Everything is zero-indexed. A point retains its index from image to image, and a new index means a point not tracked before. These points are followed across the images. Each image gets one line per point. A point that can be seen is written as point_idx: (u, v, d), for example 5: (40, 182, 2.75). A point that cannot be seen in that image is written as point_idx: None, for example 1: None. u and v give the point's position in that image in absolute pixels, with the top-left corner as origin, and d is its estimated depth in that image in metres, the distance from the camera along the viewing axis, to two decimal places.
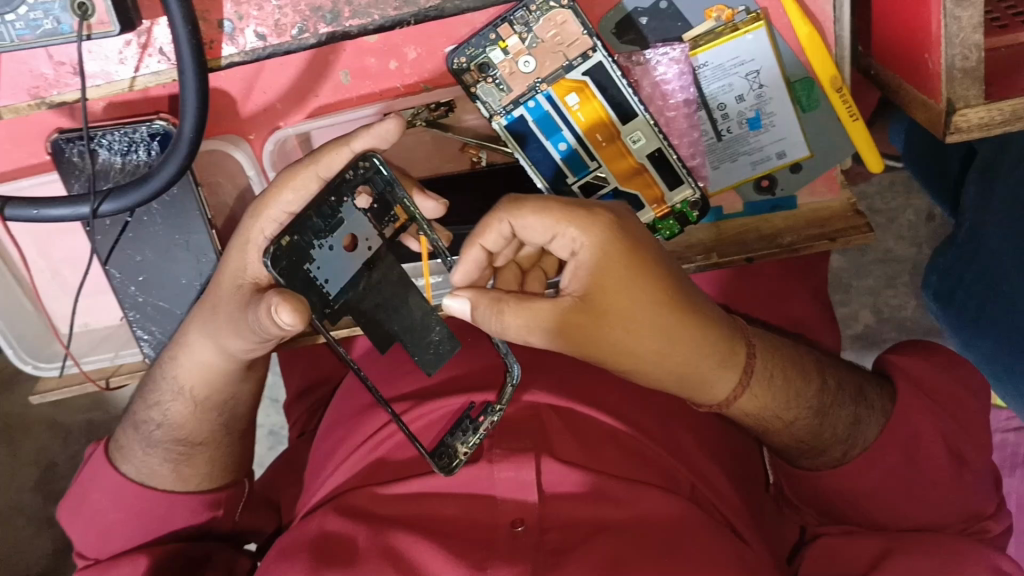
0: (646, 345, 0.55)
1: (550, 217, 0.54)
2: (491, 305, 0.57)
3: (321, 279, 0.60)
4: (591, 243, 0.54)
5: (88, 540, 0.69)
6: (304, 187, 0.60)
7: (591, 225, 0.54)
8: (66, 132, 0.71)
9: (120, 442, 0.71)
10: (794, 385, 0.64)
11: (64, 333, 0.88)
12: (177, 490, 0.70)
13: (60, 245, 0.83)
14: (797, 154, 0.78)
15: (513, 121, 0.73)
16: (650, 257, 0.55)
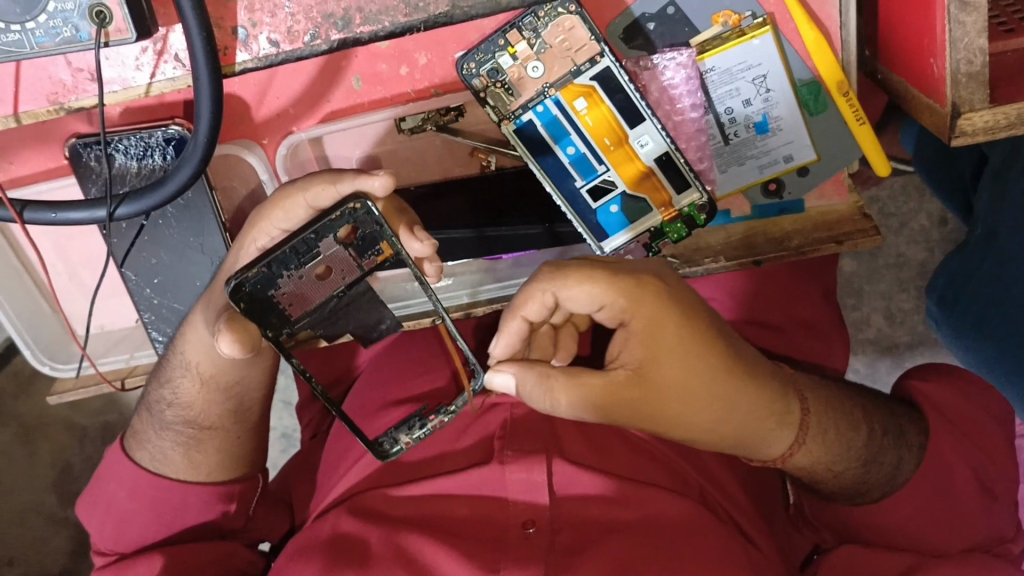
0: (698, 412, 0.57)
1: (591, 287, 0.56)
2: (540, 381, 0.57)
3: (284, 302, 0.63)
4: (639, 314, 0.56)
5: (105, 535, 0.71)
6: (294, 211, 0.60)
7: (631, 293, 0.56)
8: (84, 137, 0.73)
9: (136, 429, 0.74)
10: (847, 438, 0.63)
11: (81, 334, 0.89)
12: (188, 478, 0.71)
13: (77, 247, 0.85)
14: (804, 157, 0.78)
15: (523, 126, 0.74)
16: (694, 322, 0.56)
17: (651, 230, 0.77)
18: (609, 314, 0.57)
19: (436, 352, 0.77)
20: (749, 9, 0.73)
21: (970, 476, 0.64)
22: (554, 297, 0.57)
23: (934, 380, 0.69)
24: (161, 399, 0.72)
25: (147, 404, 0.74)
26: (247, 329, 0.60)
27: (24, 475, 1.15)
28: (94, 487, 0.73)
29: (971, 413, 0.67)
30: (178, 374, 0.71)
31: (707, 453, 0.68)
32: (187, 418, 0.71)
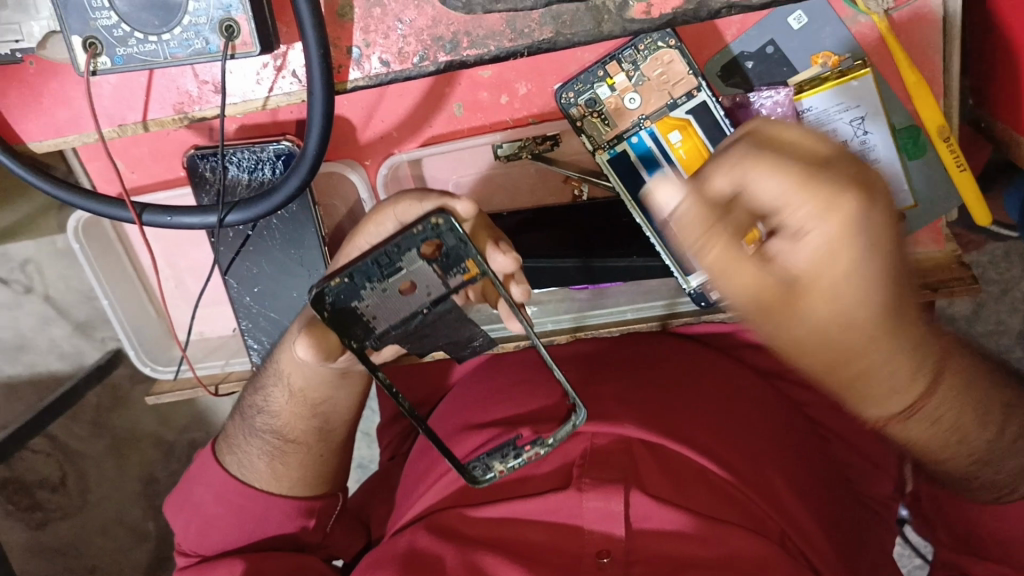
0: (804, 349, 0.39)
1: (831, 199, 0.35)
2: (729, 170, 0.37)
3: (370, 316, 0.61)
4: (842, 215, 0.35)
5: (189, 534, 0.74)
6: (383, 224, 0.61)
7: (871, 201, 0.36)
8: (201, 149, 0.77)
9: (229, 434, 0.77)
10: (966, 429, 0.56)
11: (182, 338, 0.95)
12: (272, 489, 0.73)
13: (184, 254, 0.89)
14: (901, 203, 0.78)
15: (616, 156, 0.75)
16: (885, 238, 0.37)
17: None
18: (788, 223, 0.36)
19: (520, 380, 0.77)
20: (849, 51, 0.73)
21: None
22: (738, 182, 0.37)
23: None
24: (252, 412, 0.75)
25: (239, 415, 0.77)
26: (326, 335, 0.63)
27: (111, 486, 1.18)
28: (183, 488, 0.77)
29: None
30: (272, 385, 0.74)
31: (791, 499, 0.66)
32: (274, 431, 0.73)
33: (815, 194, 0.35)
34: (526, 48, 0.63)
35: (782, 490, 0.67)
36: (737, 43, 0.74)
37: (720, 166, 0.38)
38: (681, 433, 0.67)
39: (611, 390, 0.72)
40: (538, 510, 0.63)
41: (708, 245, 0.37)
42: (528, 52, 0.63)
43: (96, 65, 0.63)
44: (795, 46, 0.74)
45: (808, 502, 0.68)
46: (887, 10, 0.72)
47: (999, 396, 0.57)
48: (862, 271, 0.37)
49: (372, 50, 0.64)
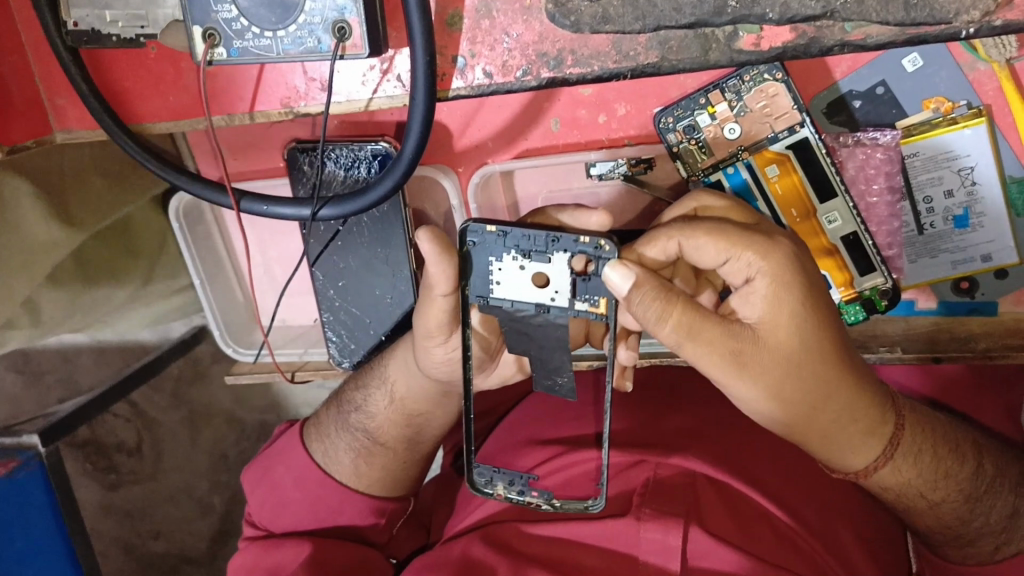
0: (766, 384, 0.53)
1: (729, 232, 0.54)
2: (660, 286, 0.52)
3: (493, 279, 0.59)
4: (770, 267, 0.53)
5: (263, 508, 0.76)
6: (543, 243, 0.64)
7: (772, 252, 0.53)
8: (303, 143, 0.79)
9: (316, 424, 0.78)
10: (944, 463, 0.61)
11: (266, 324, 0.98)
12: (354, 485, 0.75)
13: (276, 244, 0.92)
14: (1005, 259, 0.75)
15: (710, 185, 0.74)
16: (821, 300, 0.54)
17: None
18: (742, 263, 0.54)
19: (590, 401, 0.77)
20: (965, 98, 0.71)
21: None
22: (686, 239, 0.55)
23: None
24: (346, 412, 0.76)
25: (330, 414, 0.79)
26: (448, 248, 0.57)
27: (185, 459, 1.22)
28: (266, 461, 0.78)
29: None
30: (374, 388, 0.75)
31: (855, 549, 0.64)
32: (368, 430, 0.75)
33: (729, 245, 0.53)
34: (630, 71, 0.62)
35: (851, 540, 0.65)
36: (847, 80, 0.72)
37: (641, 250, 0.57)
38: (749, 474, 0.65)
39: (680, 424, 0.70)
40: (597, 534, 0.62)
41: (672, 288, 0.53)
42: (631, 74, 0.63)
43: (212, 56, 0.65)
44: (907, 88, 0.71)
45: (873, 553, 0.66)
46: (1010, 59, 0.68)
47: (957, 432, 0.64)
48: (803, 329, 0.53)
49: (477, 60, 0.65)
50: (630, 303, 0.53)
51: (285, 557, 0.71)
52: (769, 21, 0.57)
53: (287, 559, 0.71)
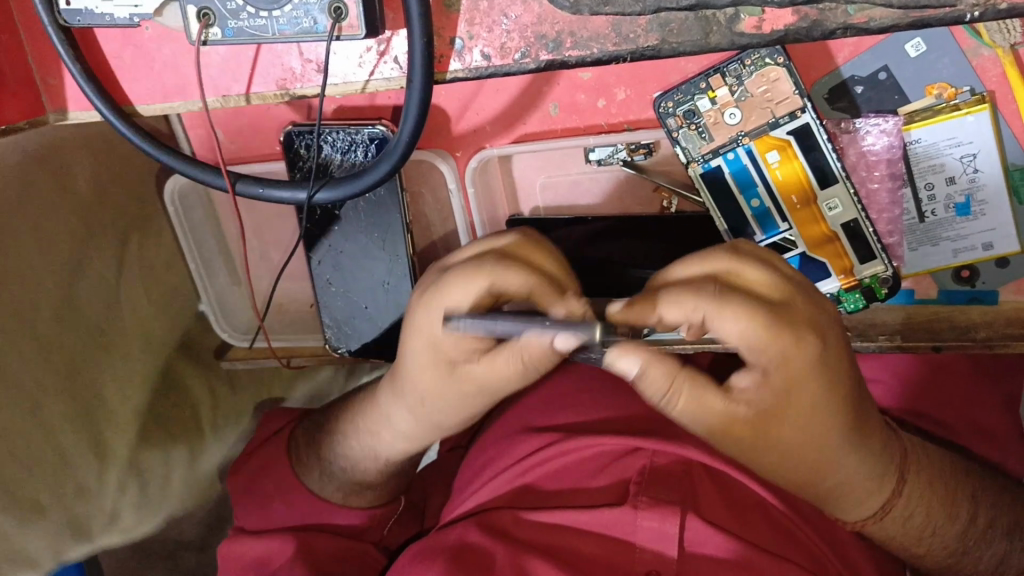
0: (765, 465, 0.54)
1: (757, 324, 0.49)
2: (670, 376, 0.51)
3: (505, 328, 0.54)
4: (792, 362, 0.50)
5: (250, 519, 0.76)
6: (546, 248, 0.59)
7: (797, 345, 0.50)
8: (300, 126, 0.79)
9: (302, 458, 0.76)
10: (938, 517, 0.62)
11: (262, 309, 0.97)
12: (340, 505, 0.74)
13: (271, 228, 0.91)
14: (1006, 248, 0.74)
15: (710, 171, 0.73)
16: (834, 392, 0.52)
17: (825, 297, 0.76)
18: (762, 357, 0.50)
19: (585, 387, 0.76)
20: (968, 84, 0.70)
21: None
22: (704, 317, 0.50)
23: None
24: (334, 441, 0.73)
25: (314, 439, 0.76)
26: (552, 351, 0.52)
27: None
28: (251, 469, 0.78)
29: None
30: (352, 440, 0.72)
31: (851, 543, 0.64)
32: (359, 471, 0.73)
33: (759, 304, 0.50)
34: (630, 53, 0.62)
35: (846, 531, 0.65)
36: (849, 65, 0.71)
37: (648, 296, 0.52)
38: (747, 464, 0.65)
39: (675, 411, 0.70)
40: (595, 522, 0.62)
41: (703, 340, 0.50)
42: (631, 57, 0.62)
43: (207, 36, 0.65)
44: (910, 74, 0.71)
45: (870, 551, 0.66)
46: (1013, 44, 0.67)
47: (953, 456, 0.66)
48: (807, 421, 0.52)
49: (475, 42, 0.64)
50: (636, 382, 0.52)
51: (274, 548, 0.71)
52: (771, 4, 0.56)
53: (276, 550, 0.71)
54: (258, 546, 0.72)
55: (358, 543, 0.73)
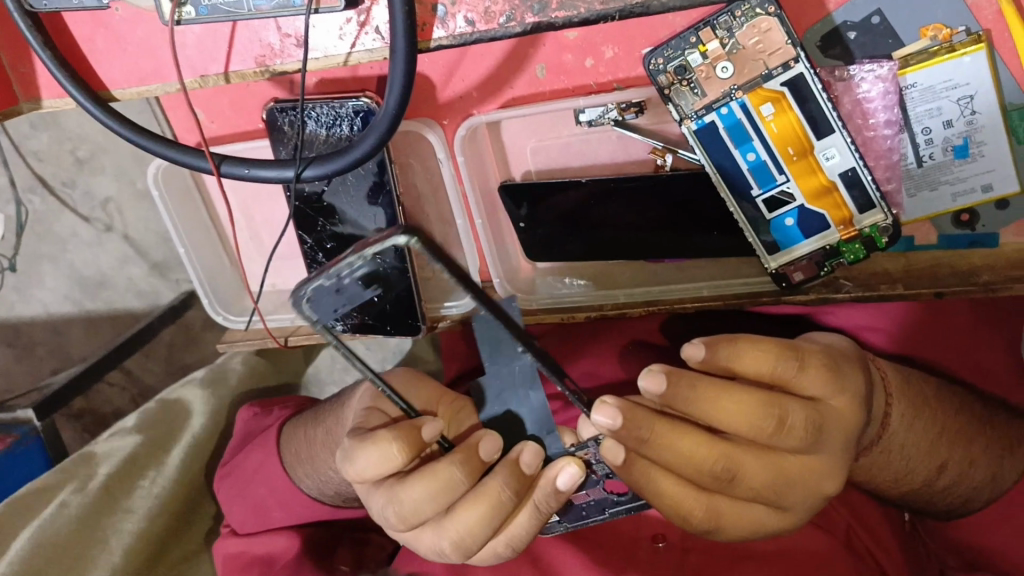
0: None
1: (734, 460, 0.52)
2: (646, 475, 0.54)
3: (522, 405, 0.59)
4: (753, 470, 0.53)
5: (246, 521, 0.80)
6: (438, 484, 0.55)
7: (761, 465, 0.53)
8: (281, 103, 0.77)
9: (290, 459, 0.76)
10: (916, 456, 0.65)
11: (256, 290, 0.96)
12: (340, 505, 0.77)
13: (260, 207, 0.90)
14: (1006, 189, 0.73)
15: (703, 127, 0.72)
16: (805, 462, 0.54)
17: (824, 249, 0.75)
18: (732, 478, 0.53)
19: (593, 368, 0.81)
20: (963, 24, 0.68)
21: None
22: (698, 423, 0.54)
23: None
24: (321, 457, 0.72)
25: (303, 455, 0.74)
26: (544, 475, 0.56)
27: None
28: (243, 475, 0.80)
29: None
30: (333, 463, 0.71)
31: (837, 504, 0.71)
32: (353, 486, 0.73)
33: (812, 436, 0.53)
34: (618, 12, 0.60)
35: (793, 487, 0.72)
36: (842, 10, 0.69)
37: (692, 400, 0.52)
38: None
39: None
40: None
41: (737, 471, 0.52)
42: (619, 15, 0.60)
43: (180, 14, 0.64)
44: (903, 17, 0.69)
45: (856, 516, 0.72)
46: None
47: (938, 411, 0.65)
48: (776, 479, 0.53)
49: (458, 8, 0.63)
50: (608, 457, 0.53)
51: (277, 549, 0.78)
52: None
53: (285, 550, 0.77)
54: (259, 546, 0.79)
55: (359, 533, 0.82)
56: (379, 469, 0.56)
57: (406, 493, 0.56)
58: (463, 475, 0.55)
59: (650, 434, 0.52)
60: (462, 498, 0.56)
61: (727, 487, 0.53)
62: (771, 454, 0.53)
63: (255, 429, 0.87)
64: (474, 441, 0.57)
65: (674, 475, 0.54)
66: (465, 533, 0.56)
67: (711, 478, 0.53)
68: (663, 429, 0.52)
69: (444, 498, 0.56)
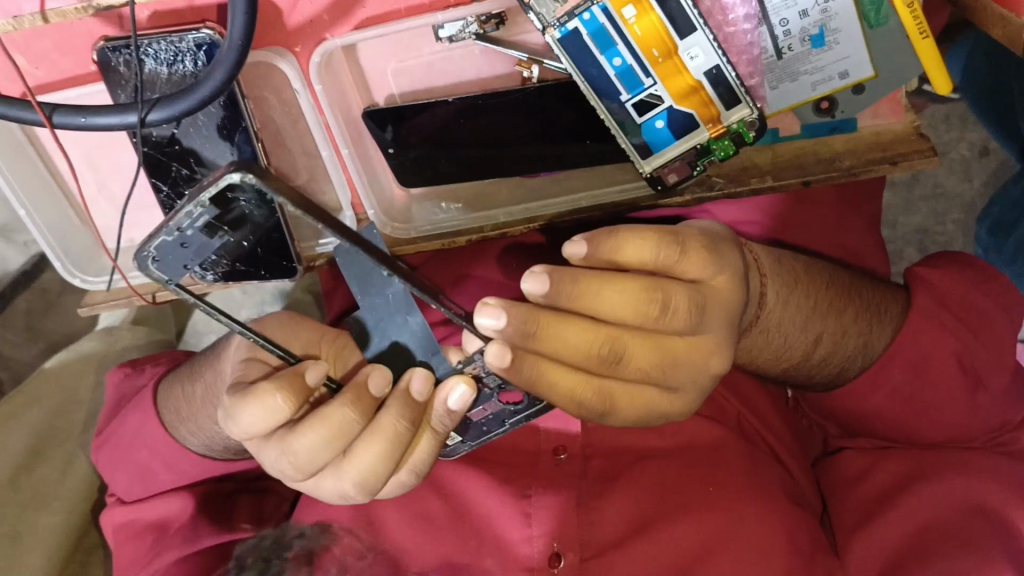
0: None
1: (620, 344, 0.53)
2: (534, 374, 0.53)
3: (403, 330, 0.58)
4: (638, 353, 0.53)
5: (132, 488, 0.77)
6: (331, 427, 0.54)
7: (647, 347, 0.53)
8: (112, 40, 0.70)
9: (173, 419, 0.73)
10: (792, 333, 0.68)
11: (112, 248, 0.90)
12: (233, 458, 0.75)
13: (105, 158, 0.83)
14: (861, 74, 0.75)
15: (567, 35, 0.69)
16: (690, 341, 0.55)
17: (695, 149, 0.76)
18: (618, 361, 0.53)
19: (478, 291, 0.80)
20: None
21: (975, 396, 0.69)
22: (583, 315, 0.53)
23: (949, 275, 0.71)
24: (205, 414, 0.69)
25: (185, 413, 0.71)
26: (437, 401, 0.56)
27: None
28: (120, 442, 0.76)
29: (990, 330, 0.70)
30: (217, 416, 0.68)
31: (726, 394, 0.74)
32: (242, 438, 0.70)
33: (695, 316, 0.54)
34: None
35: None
36: None
37: (575, 293, 0.52)
38: None
39: None
40: None
41: (623, 354, 0.53)
42: None
43: None
44: None
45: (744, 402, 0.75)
46: None
47: (811, 287, 0.67)
48: (662, 359, 0.54)
49: None
50: (490, 359, 0.51)
51: (170, 513, 0.75)
52: None
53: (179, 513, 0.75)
54: (151, 512, 0.76)
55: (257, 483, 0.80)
56: (268, 422, 0.54)
57: (299, 442, 0.54)
58: (355, 414, 0.54)
59: (536, 325, 0.51)
60: (358, 438, 0.55)
61: (615, 370, 0.54)
62: (657, 338, 0.54)
63: (128, 391, 0.83)
64: (362, 378, 0.55)
65: (565, 367, 0.53)
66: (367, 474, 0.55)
67: (599, 362, 0.53)
68: (549, 320, 0.52)
69: (340, 441, 0.54)
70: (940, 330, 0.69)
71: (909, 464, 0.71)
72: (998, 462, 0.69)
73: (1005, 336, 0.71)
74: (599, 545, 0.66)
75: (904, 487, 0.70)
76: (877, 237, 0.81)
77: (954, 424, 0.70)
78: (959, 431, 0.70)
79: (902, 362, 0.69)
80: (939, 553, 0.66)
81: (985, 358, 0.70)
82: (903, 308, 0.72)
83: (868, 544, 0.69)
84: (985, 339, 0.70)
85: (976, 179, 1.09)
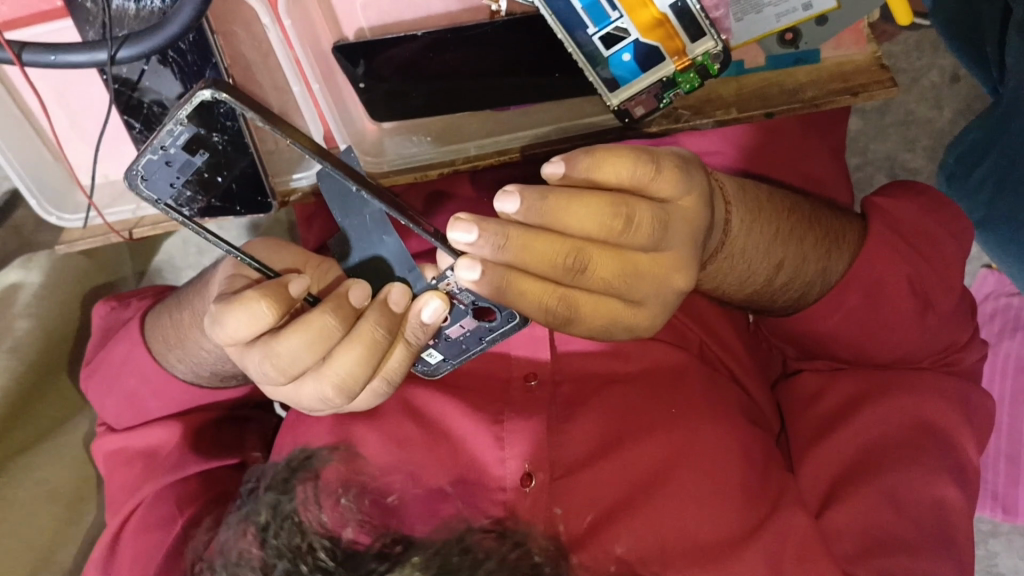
0: None
1: (584, 256, 0.55)
2: (503, 282, 0.55)
3: (380, 246, 0.60)
4: (603, 264, 0.55)
5: (122, 415, 0.79)
6: (312, 333, 0.56)
7: (610, 259, 0.56)
8: None
9: (158, 342, 0.75)
10: (758, 260, 0.69)
11: (87, 184, 0.90)
12: (217, 386, 0.78)
13: (76, 94, 0.84)
14: (824, 5, 0.78)
15: None
16: (654, 254, 0.57)
17: (661, 82, 0.77)
18: (583, 270, 0.55)
19: None
20: None
21: (924, 316, 0.73)
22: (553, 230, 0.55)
23: (902, 204, 0.75)
24: (189, 339, 0.72)
25: (172, 339, 0.74)
26: (413, 310, 0.58)
27: None
28: (108, 370, 0.78)
29: (939, 254, 0.74)
30: (200, 338, 0.71)
31: (690, 320, 0.77)
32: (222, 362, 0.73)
33: (658, 231, 0.56)
34: None
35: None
36: None
37: (546, 210, 0.53)
38: None
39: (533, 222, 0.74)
40: None
41: (587, 264, 0.55)
42: None
43: None
44: None
45: (710, 327, 0.78)
46: None
47: (773, 214, 0.69)
48: (625, 272, 0.56)
49: None
50: (466, 257, 0.54)
51: (159, 441, 0.78)
52: None
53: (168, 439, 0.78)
54: (140, 440, 0.79)
55: (234, 411, 0.83)
56: (251, 329, 0.56)
57: (282, 347, 0.56)
58: (335, 320, 0.56)
59: (507, 238, 0.53)
60: (337, 344, 0.57)
61: (579, 280, 0.56)
62: (622, 251, 0.56)
63: (114, 324, 0.85)
64: (340, 287, 0.58)
65: (531, 276, 0.55)
66: (347, 376, 0.58)
67: (564, 272, 0.55)
68: (518, 234, 0.53)
69: (321, 346, 0.57)
70: (892, 255, 0.72)
71: (859, 383, 0.75)
72: (945, 379, 0.74)
73: (953, 261, 0.75)
74: (566, 466, 0.69)
75: (856, 405, 0.74)
76: (839, 166, 0.84)
77: (905, 345, 0.74)
78: (912, 351, 0.74)
79: (857, 287, 0.72)
80: (887, 464, 0.71)
81: (936, 281, 0.73)
82: (860, 233, 0.74)
83: (822, 458, 0.73)
84: (933, 262, 0.73)
85: (945, 106, 1.11)
